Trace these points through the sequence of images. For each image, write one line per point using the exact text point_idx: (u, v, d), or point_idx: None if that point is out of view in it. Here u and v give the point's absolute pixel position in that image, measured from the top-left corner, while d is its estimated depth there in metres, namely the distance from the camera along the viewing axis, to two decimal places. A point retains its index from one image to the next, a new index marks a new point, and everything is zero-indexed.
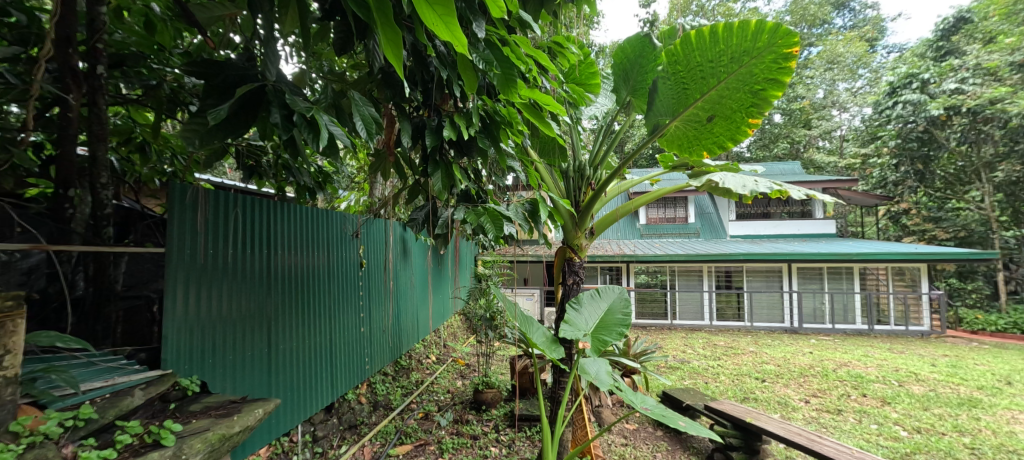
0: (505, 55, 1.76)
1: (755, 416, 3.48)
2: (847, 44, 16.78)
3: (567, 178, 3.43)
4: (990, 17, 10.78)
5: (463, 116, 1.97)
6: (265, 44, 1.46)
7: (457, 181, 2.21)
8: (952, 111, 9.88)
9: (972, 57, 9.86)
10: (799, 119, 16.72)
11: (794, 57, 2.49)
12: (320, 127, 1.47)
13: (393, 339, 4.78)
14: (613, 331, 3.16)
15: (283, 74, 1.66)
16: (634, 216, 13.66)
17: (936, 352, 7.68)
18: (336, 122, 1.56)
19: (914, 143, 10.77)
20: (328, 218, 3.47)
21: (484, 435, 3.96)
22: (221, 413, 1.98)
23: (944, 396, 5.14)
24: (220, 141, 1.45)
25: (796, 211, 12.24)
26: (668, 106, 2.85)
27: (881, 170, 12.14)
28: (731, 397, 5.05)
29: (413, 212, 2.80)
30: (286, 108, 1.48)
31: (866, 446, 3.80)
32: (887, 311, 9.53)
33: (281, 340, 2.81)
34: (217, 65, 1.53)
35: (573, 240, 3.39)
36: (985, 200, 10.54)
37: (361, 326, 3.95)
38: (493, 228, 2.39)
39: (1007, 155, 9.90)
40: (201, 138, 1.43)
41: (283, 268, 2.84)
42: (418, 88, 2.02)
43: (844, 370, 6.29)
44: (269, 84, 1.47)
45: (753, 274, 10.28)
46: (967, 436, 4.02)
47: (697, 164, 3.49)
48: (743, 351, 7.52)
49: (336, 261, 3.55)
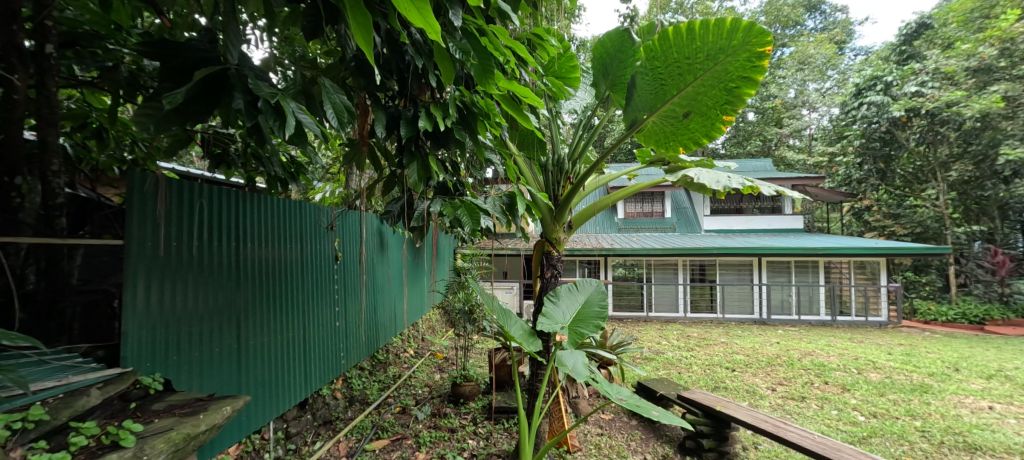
0: (483, 44, 1.68)
1: (725, 404, 3.58)
2: (818, 46, 17.38)
3: (546, 172, 3.44)
4: (948, 24, 11.32)
5: (440, 107, 1.89)
6: (225, 26, 1.40)
7: (433, 173, 2.16)
8: (913, 112, 10.36)
9: (931, 62, 10.34)
10: (771, 118, 17.36)
11: (766, 56, 2.53)
12: (288, 114, 1.39)
13: (369, 333, 4.70)
14: (590, 324, 3.21)
15: (249, 59, 1.58)
16: (612, 210, 13.91)
17: (893, 341, 8.10)
18: (305, 110, 1.50)
19: (877, 142, 11.51)
20: (303, 211, 3.39)
21: (462, 428, 3.96)
22: (186, 412, 1.92)
23: (898, 383, 5.44)
24: (178, 127, 1.39)
25: (766, 206, 12.65)
26: (647, 101, 2.87)
27: (846, 169, 12.71)
28: (702, 386, 5.22)
29: (388, 204, 2.72)
30: (250, 93, 1.42)
31: (827, 431, 3.98)
32: (848, 302, 10.00)
33: (253, 335, 2.74)
34: (175, 48, 1.45)
35: (551, 234, 3.40)
36: (940, 198, 11.13)
37: (336, 320, 3.88)
38: (469, 222, 2.35)
39: (960, 156, 10.49)
40: (157, 124, 1.37)
41: (254, 261, 2.75)
42: (394, 78, 1.95)
43: (808, 359, 6.56)
44: (232, 68, 1.42)
45: (726, 267, 10.57)
46: (917, 420, 4.26)
47: (673, 160, 3.58)
48: (715, 342, 7.77)
49: (310, 254, 3.46)
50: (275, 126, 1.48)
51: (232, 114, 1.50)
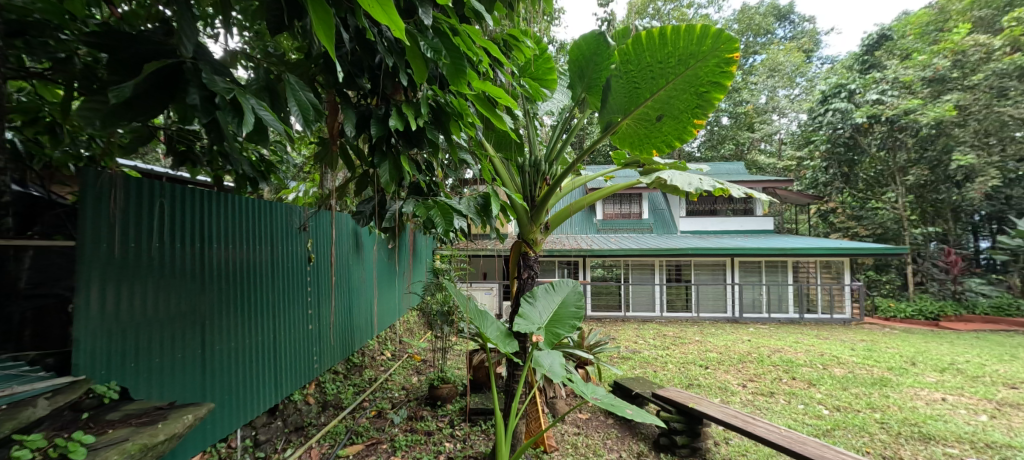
0: (455, 43, 1.66)
1: (697, 401, 3.66)
2: (787, 54, 18.03)
3: (523, 173, 3.42)
4: (907, 36, 11.95)
5: (412, 106, 1.86)
6: (178, 17, 1.34)
7: (406, 173, 2.12)
8: (874, 119, 10.86)
9: (891, 71, 10.93)
10: (743, 122, 17.99)
11: (735, 63, 2.60)
12: (245, 110, 1.34)
13: (344, 336, 4.60)
14: (566, 324, 3.23)
15: (207, 52, 1.52)
16: (591, 211, 14.06)
17: (856, 337, 8.48)
18: (265, 106, 1.46)
19: (841, 148, 11.92)
20: (274, 211, 3.29)
21: (439, 431, 3.92)
22: (144, 421, 1.83)
23: (860, 377, 5.69)
24: (126, 123, 1.32)
25: (739, 208, 13.04)
26: (621, 104, 2.91)
27: (813, 172, 13.22)
28: (677, 384, 5.34)
29: (360, 204, 2.66)
30: (206, 88, 1.36)
31: (794, 425, 4.13)
32: (815, 300, 10.42)
33: (219, 339, 2.64)
34: (125, 39, 1.40)
35: (528, 235, 3.41)
36: (898, 201, 11.72)
37: (309, 323, 3.78)
38: (442, 223, 2.31)
39: (917, 161, 11.09)
40: (102, 119, 1.31)
41: (220, 262, 2.65)
42: (365, 76, 1.90)
43: (777, 356, 6.79)
44: (186, 60, 1.36)
45: (701, 267, 10.83)
46: (878, 413, 4.47)
47: (647, 162, 3.63)
48: (690, 341, 7.95)
49: (281, 255, 3.36)
50: (234, 124, 1.42)
51: (187, 110, 1.45)
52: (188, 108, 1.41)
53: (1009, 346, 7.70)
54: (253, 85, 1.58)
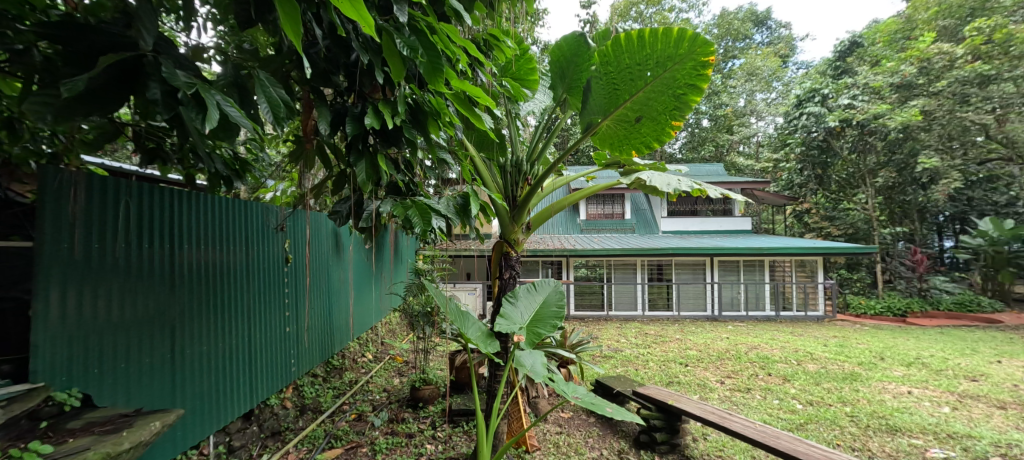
0: (432, 41, 1.65)
1: (676, 398, 3.72)
2: (764, 59, 18.51)
3: (504, 173, 3.42)
4: (876, 43, 12.41)
5: (389, 104, 1.84)
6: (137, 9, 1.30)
7: (383, 173, 2.09)
8: (846, 123, 11.23)
9: (862, 77, 11.23)
10: (723, 125, 18.35)
11: (710, 66, 2.66)
12: (209, 105, 1.30)
13: (323, 338, 4.52)
14: (547, 324, 3.24)
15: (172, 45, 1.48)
16: (574, 211, 14.16)
17: (829, 334, 8.75)
18: (232, 102, 1.41)
19: (815, 150, 12.24)
20: (249, 210, 3.21)
21: (420, 432, 3.88)
22: (107, 429, 1.76)
23: (832, 372, 5.88)
24: (81, 117, 1.30)
25: (718, 209, 13.32)
26: (601, 105, 2.93)
27: (789, 174, 13.61)
28: (657, 381, 5.42)
29: (337, 204, 2.61)
30: (167, 83, 1.33)
31: (769, 420, 4.24)
32: (790, 298, 10.72)
33: (190, 343, 2.56)
34: (82, 31, 1.35)
35: (509, 235, 3.40)
36: (868, 202, 12.17)
37: (286, 325, 3.69)
38: (420, 223, 2.28)
39: (886, 164, 11.52)
40: (56, 113, 1.27)
41: (192, 263, 2.57)
42: (341, 73, 1.87)
43: (754, 353, 6.96)
44: (146, 54, 1.32)
45: (681, 266, 11.02)
46: (848, 406, 4.62)
47: (628, 163, 3.68)
48: (671, 339, 8.07)
49: (257, 256, 3.28)
50: (197, 119, 1.38)
51: (149, 106, 1.41)
52: (149, 104, 1.37)
53: (970, 341, 8.06)
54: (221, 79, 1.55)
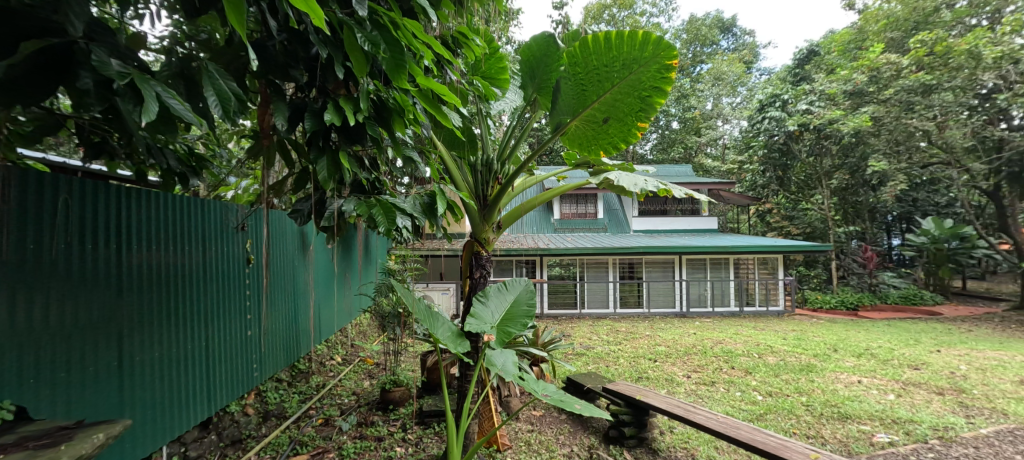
0: (395, 37, 1.62)
1: (644, 393, 3.81)
2: (729, 64, 19.23)
3: (474, 172, 3.39)
4: (831, 52, 13.13)
5: (350, 100, 1.79)
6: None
7: (346, 170, 2.04)
8: (804, 127, 11.81)
9: (818, 84, 11.91)
10: (691, 127, 18.91)
11: (674, 69, 2.74)
12: (146, 96, 1.22)
13: (288, 342, 4.36)
14: (517, 322, 3.25)
15: (109, 31, 1.39)
16: (548, 211, 14.26)
17: (788, 328, 9.19)
18: (175, 94, 1.33)
19: (776, 153, 12.81)
20: (206, 209, 3.06)
21: (390, 435, 3.81)
22: (43, 444, 1.61)
23: (790, 364, 6.17)
24: None
25: (686, 208, 13.73)
26: (569, 105, 2.98)
27: (752, 175, 14.20)
28: (627, 377, 5.54)
29: (298, 202, 2.53)
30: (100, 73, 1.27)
31: (731, 411, 4.41)
32: (753, 294, 11.18)
33: (141, 349, 2.42)
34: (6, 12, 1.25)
35: (480, 234, 3.39)
36: (824, 202, 12.84)
37: (247, 329, 3.54)
38: (384, 222, 2.23)
39: (840, 166, 12.19)
40: None
41: (141, 265, 2.42)
42: (301, 67, 1.81)
43: (719, 347, 7.21)
44: (76, 41, 1.25)
45: (651, 265, 11.31)
46: (804, 396, 4.86)
47: (597, 163, 3.73)
48: (641, 336, 8.26)
49: (215, 257, 3.13)
50: (135, 111, 1.32)
51: (81, 96, 1.34)
52: (81, 94, 1.30)
53: (915, 332, 8.63)
54: (166, 70, 1.48)
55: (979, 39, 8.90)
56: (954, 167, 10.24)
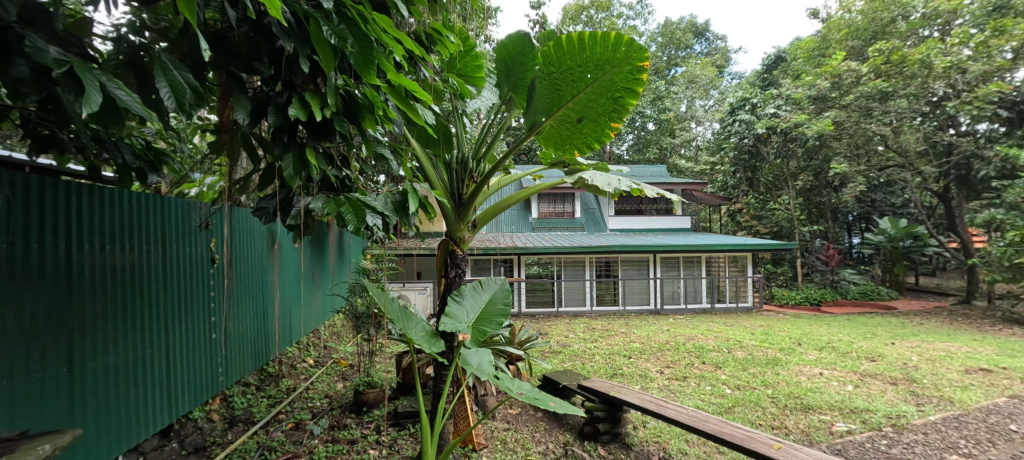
0: (363, 30, 1.58)
1: (618, 389, 3.86)
2: (703, 68, 19.73)
3: (450, 170, 3.36)
4: (797, 58, 13.67)
5: (317, 95, 1.74)
6: None
7: (313, 166, 1.98)
8: (772, 130, 12.25)
9: (785, 89, 12.38)
10: (666, 129, 19.32)
11: (645, 70, 2.79)
12: (89, 86, 1.16)
13: (256, 344, 4.22)
14: (493, 321, 3.24)
15: (50, 16, 1.32)
16: (525, 210, 14.31)
17: (756, 323, 9.52)
18: (124, 86, 1.27)
19: (746, 155, 13.51)
20: (167, 207, 2.92)
21: (363, 438, 3.74)
22: None
23: (758, 358, 6.40)
24: None
25: (661, 208, 14.03)
26: (544, 105, 2.99)
27: (724, 176, 14.66)
28: (602, 374, 5.63)
29: (263, 199, 2.44)
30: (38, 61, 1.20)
31: (701, 405, 4.54)
32: (724, 291, 11.53)
33: (94, 355, 2.29)
34: None
35: (455, 233, 3.36)
36: (790, 202, 13.37)
37: (212, 332, 3.40)
38: (354, 220, 2.18)
39: (804, 168, 12.71)
40: None
41: (94, 266, 2.29)
42: (264, 59, 1.75)
43: (691, 343, 7.40)
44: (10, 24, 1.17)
45: (627, 263, 11.49)
46: (769, 389, 5.06)
47: (572, 163, 3.76)
48: (616, 333, 8.39)
49: (177, 257, 2.99)
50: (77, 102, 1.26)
51: (17, 85, 1.26)
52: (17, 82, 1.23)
53: (872, 326, 9.11)
54: (113, 60, 1.41)
55: (931, 49, 9.46)
56: (908, 170, 10.84)
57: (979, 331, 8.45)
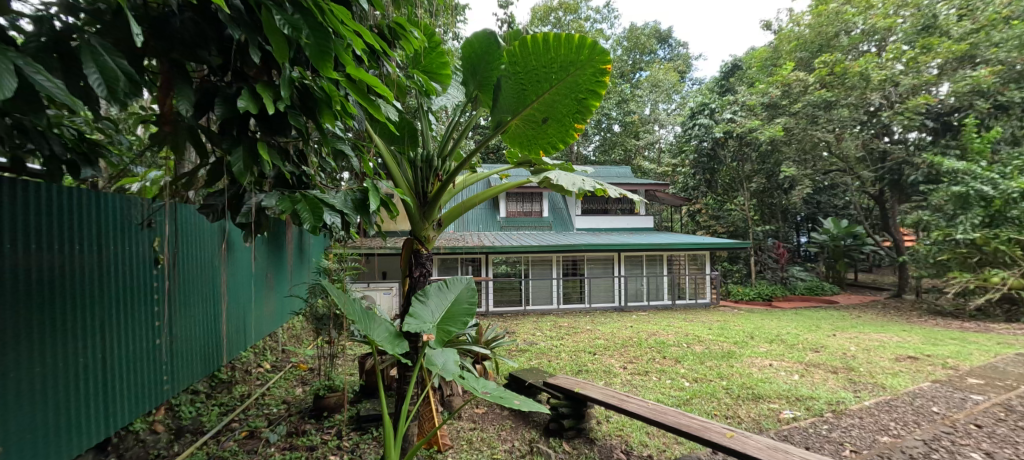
0: (319, 22, 1.53)
1: (582, 385, 3.93)
2: (666, 73, 20.38)
3: (414, 168, 3.29)
4: (752, 67, 14.38)
5: (270, 87, 1.67)
6: None
7: (266, 163, 1.90)
8: (729, 134, 12.83)
9: (741, 96, 13.00)
10: (630, 131, 19.84)
11: (608, 73, 2.85)
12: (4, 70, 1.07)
13: (206, 350, 3.97)
14: (458, 321, 3.21)
15: None
16: (493, 209, 14.29)
17: (714, 319, 9.95)
18: (48, 72, 1.19)
19: (705, 158, 13.95)
20: (105, 204, 2.70)
21: (323, 444, 3.61)
22: None
23: (714, 352, 6.70)
24: None
25: (626, 208, 14.40)
26: (510, 104, 3.00)
27: (684, 178, 15.21)
28: (568, 371, 5.71)
29: (211, 196, 2.31)
30: None
31: (661, 398, 4.69)
32: (684, 288, 11.99)
33: (14, 366, 2.09)
34: None
35: (420, 232, 3.29)
36: (744, 203, 14.06)
37: (156, 337, 3.18)
38: (310, 219, 2.09)
39: (758, 171, 13.39)
40: None
41: (14, 268, 2.09)
42: (211, 47, 1.66)
43: (653, 338, 7.64)
44: None
45: (593, 262, 11.71)
46: (724, 380, 5.30)
47: (538, 162, 3.78)
48: (582, 330, 8.53)
49: (115, 258, 2.77)
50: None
51: None
52: None
53: (817, 319, 9.74)
54: (35, 42, 1.31)
55: (869, 63, 10.20)
56: (849, 174, 11.65)
57: (909, 322, 9.21)
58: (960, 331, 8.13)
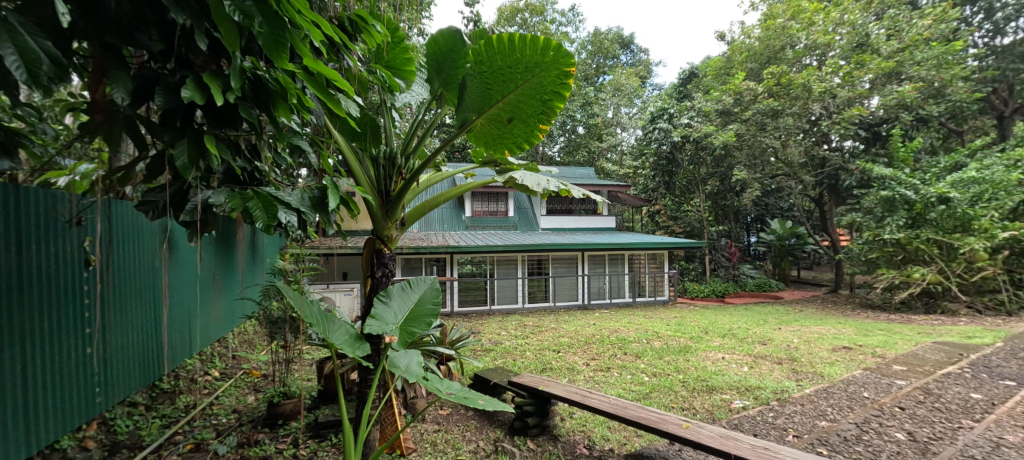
0: (274, 10, 1.45)
1: (546, 383, 3.97)
2: (627, 77, 20.95)
3: (376, 165, 3.20)
4: (707, 75, 15.03)
5: (218, 77, 1.57)
6: None
7: (213, 156, 1.78)
8: (686, 138, 13.37)
9: (697, 102, 13.58)
10: (594, 133, 20.24)
11: (571, 75, 2.89)
12: None
13: (145, 358, 3.69)
14: (422, 322, 3.16)
15: None
16: (457, 208, 14.18)
17: (672, 315, 10.34)
18: None
19: (664, 161, 14.45)
20: (26, 200, 2.46)
21: (278, 453, 3.45)
22: None
23: (671, 347, 6.96)
24: None
25: (589, 208, 14.69)
26: (475, 103, 2.98)
27: (645, 180, 15.69)
28: (532, 369, 5.76)
29: (151, 193, 2.14)
30: None
31: (622, 393, 4.83)
32: (644, 286, 12.37)
33: None
34: None
35: (382, 232, 3.21)
36: (700, 204, 14.70)
37: (87, 345, 2.91)
38: (263, 217, 1.99)
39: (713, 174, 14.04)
40: None
41: None
42: (151, 31, 1.55)
43: (614, 335, 7.84)
44: None
45: (557, 261, 11.87)
46: (681, 374, 5.53)
47: (503, 162, 3.78)
48: (546, 329, 8.63)
49: (37, 259, 2.52)
50: None
51: None
52: None
53: (766, 314, 10.33)
54: None
55: (811, 75, 10.94)
56: (793, 178, 12.44)
57: (846, 315, 9.94)
58: (888, 322, 8.89)
